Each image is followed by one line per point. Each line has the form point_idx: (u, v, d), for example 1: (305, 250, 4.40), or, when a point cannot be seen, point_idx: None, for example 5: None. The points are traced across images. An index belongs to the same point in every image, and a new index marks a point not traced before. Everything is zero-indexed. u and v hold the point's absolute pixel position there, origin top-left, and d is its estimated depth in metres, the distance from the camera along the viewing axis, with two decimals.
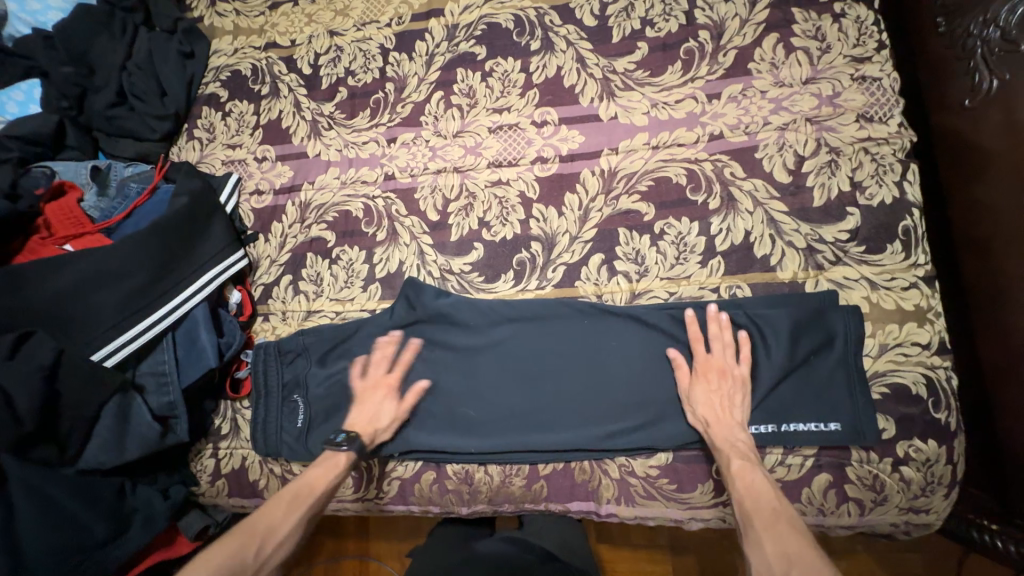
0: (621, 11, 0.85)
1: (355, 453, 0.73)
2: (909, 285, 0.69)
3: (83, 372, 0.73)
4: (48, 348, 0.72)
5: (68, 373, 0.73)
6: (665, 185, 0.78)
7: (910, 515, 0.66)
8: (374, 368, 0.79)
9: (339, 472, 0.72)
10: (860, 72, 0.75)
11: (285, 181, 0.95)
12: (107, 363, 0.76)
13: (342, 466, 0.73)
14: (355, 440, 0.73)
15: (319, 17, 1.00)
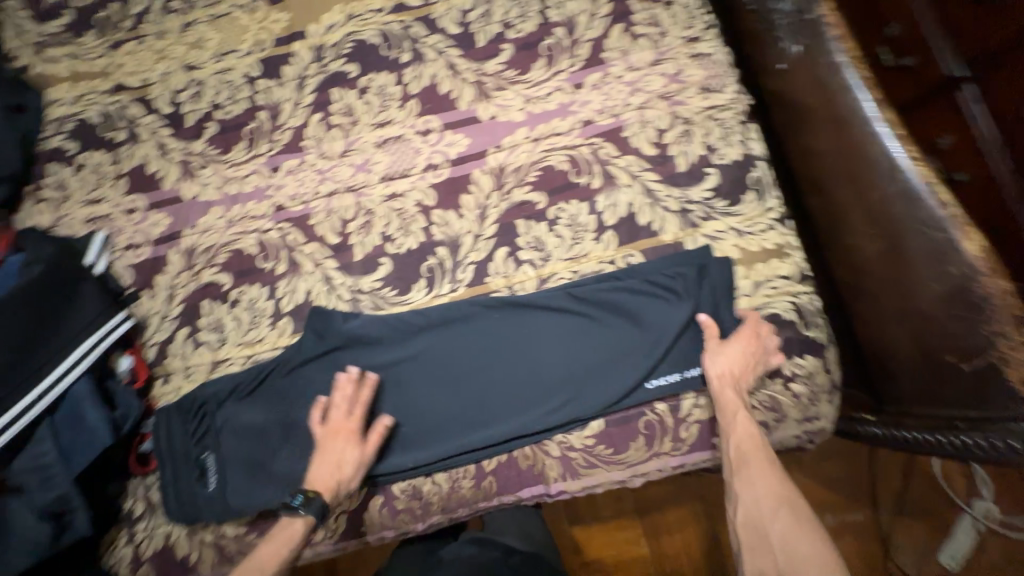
0: (481, 17, 0.89)
1: (316, 515, 0.67)
2: (767, 227, 0.79)
3: None
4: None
5: None
6: (550, 173, 0.83)
7: (807, 424, 0.76)
8: (333, 412, 0.72)
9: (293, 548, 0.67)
10: (695, 50, 0.85)
11: (163, 229, 0.88)
12: None
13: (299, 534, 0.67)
14: (315, 500, 0.67)
15: (171, 52, 0.94)
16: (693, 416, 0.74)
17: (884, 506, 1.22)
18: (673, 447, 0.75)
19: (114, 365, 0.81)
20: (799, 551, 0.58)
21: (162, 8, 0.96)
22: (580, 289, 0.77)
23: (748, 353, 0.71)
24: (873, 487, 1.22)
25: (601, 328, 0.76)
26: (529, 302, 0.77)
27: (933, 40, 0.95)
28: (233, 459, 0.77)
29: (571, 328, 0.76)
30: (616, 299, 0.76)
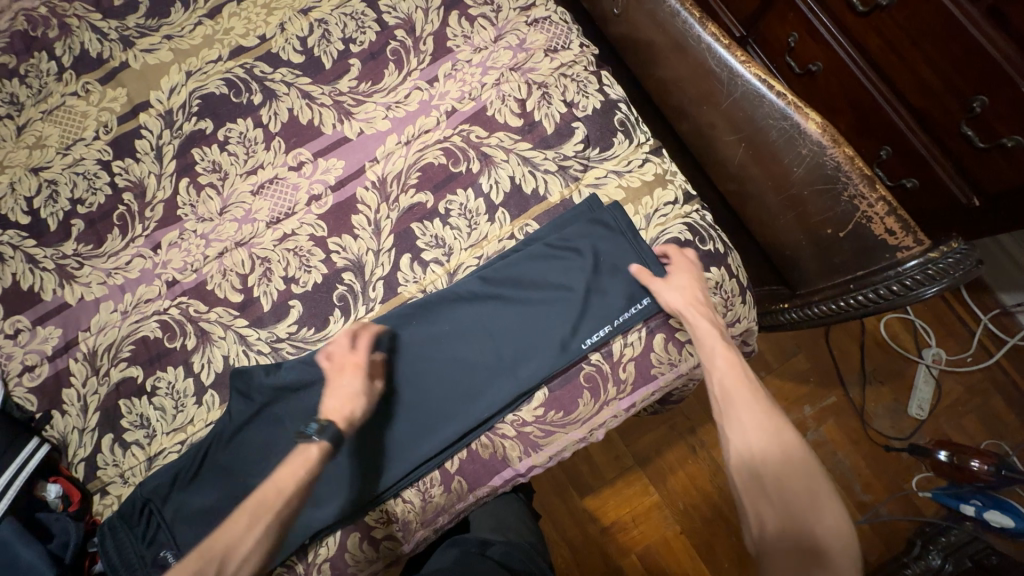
0: (321, 39, 0.88)
1: None
2: (643, 161, 0.82)
3: None
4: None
5: None
6: (430, 170, 0.83)
7: (731, 330, 0.80)
8: (337, 348, 0.75)
9: (310, 468, 0.68)
10: (531, 17, 0.87)
11: (56, 342, 0.83)
12: None
13: (316, 458, 0.68)
14: (329, 426, 0.69)
15: (12, 160, 0.89)
16: (627, 355, 0.77)
17: (851, 385, 1.29)
18: (618, 391, 0.77)
19: (44, 496, 0.76)
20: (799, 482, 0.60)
21: None
22: (490, 271, 0.78)
23: (692, 279, 0.75)
24: (837, 370, 1.29)
25: (521, 307, 0.77)
26: (449, 297, 0.78)
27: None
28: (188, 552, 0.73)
29: (494, 312, 0.77)
30: (526, 274, 0.78)
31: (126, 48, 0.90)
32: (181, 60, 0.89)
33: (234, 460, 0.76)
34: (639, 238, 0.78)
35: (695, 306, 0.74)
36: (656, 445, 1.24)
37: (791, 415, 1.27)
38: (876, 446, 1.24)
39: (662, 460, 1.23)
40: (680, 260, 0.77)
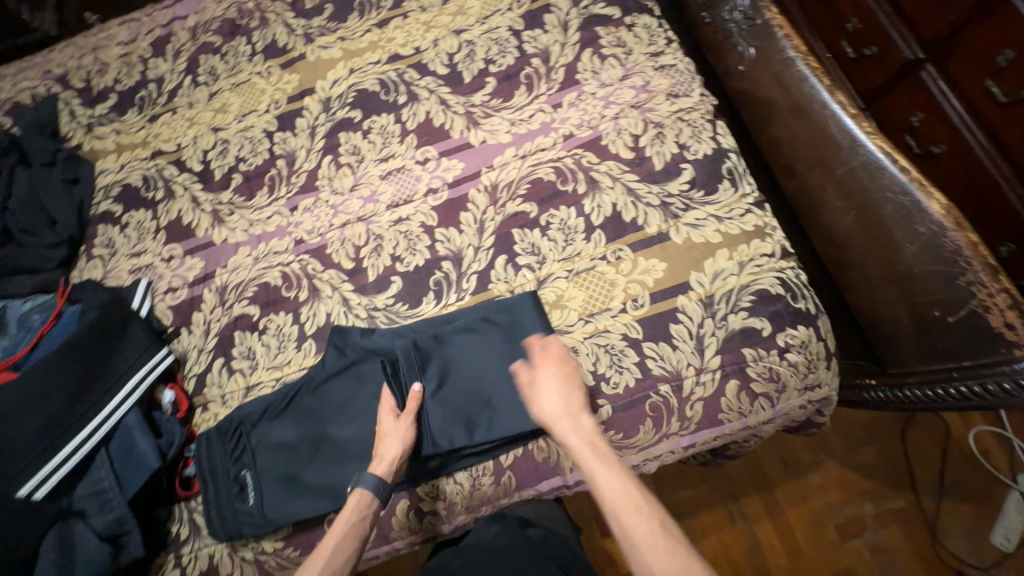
0: (466, 57, 1.00)
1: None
2: (745, 211, 0.84)
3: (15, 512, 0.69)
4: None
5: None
6: (540, 184, 0.91)
7: (809, 393, 0.79)
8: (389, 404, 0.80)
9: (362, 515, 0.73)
10: (659, 63, 0.93)
11: (198, 271, 0.97)
12: (36, 496, 0.72)
13: (354, 506, 0.73)
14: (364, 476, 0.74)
15: (200, 118, 1.07)
16: (697, 394, 0.77)
17: (925, 492, 1.18)
18: (680, 427, 0.78)
19: (158, 398, 0.88)
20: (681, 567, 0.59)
21: (191, 82, 1.11)
22: (525, 304, 0.82)
23: (563, 372, 0.77)
24: (908, 470, 1.19)
25: (543, 343, 0.80)
26: (477, 324, 0.83)
27: (893, 29, 1.05)
28: (262, 477, 0.82)
29: (516, 346, 0.81)
30: (526, 323, 0.81)
31: (307, 43, 1.08)
32: (347, 58, 1.05)
33: (316, 405, 0.84)
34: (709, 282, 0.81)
35: (567, 415, 0.73)
36: (695, 504, 1.20)
37: (849, 508, 1.18)
38: (947, 568, 1.12)
39: (699, 521, 1.19)
40: (546, 355, 0.78)
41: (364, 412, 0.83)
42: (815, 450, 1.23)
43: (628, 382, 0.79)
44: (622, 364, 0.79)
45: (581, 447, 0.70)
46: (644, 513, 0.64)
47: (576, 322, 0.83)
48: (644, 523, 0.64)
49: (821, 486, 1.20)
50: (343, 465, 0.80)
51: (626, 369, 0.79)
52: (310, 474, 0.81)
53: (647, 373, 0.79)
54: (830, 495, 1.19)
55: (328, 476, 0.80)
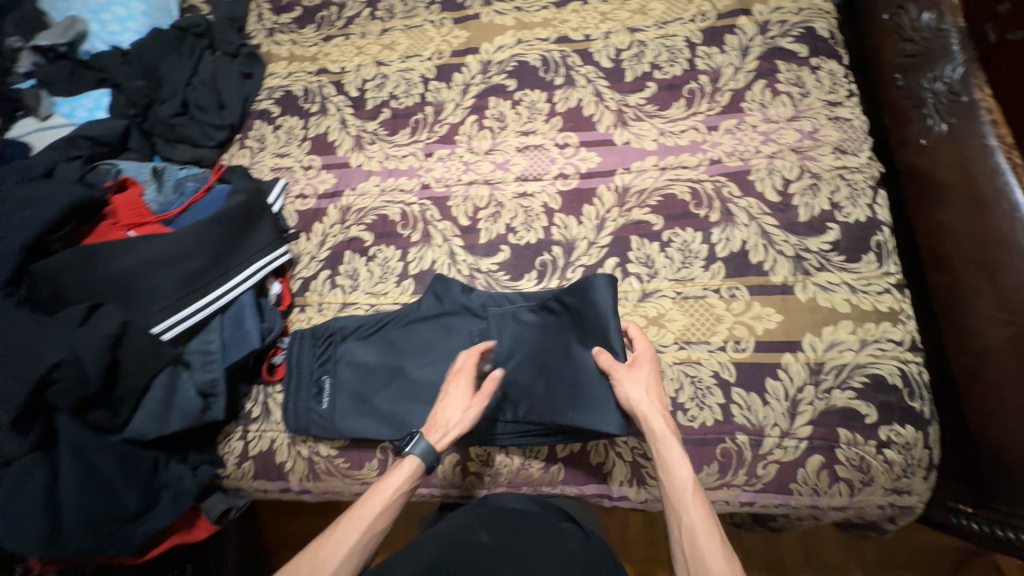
0: (633, 57, 1.00)
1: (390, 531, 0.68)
2: (883, 290, 0.79)
3: (143, 344, 0.74)
4: (115, 320, 0.72)
5: (130, 343, 0.73)
6: (671, 201, 0.89)
7: (894, 496, 0.73)
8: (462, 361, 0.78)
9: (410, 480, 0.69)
10: (834, 114, 0.89)
11: (328, 186, 1.04)
12: (166, 336, 0.78)
13: (410, 473, 0.69)
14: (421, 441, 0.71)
15: (368, 50, 1.14)
16: (775, 456, 0.74)
17: None
18: (746, 482, 0.75)
19: (266, 288, 0.95)
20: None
21: (369, 14, 1.18)
22: (598, 288, 0.75)
23: (652, 372, 0.72)
24: None
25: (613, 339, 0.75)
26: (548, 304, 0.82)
27: None
28: (338, 387, 0.87)
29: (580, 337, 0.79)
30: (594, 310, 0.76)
31: (484, 4, 1.11)
32: (518, 28, 1.07)
33: (402, 340, 0.89)
34: (824, 350, 0.76)
35: (656, 410, 0.68)
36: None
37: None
38: None
39: None
40: (644, 351, 0.74)
41: (441, 361, 0.86)
42: (844, 555, 1.15)
43: (706, 420, 0.77)
44: (704, 401, 0.78)
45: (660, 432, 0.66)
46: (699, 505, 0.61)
47: (670, 344, 0.81)
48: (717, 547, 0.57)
49: None
50: (411, 402, 0.85)
51: (708, 407, 0.77)
52: (379, 399, 0.86)
53: (728, 418, 0.76)
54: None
55: (394, 406, 0.85)
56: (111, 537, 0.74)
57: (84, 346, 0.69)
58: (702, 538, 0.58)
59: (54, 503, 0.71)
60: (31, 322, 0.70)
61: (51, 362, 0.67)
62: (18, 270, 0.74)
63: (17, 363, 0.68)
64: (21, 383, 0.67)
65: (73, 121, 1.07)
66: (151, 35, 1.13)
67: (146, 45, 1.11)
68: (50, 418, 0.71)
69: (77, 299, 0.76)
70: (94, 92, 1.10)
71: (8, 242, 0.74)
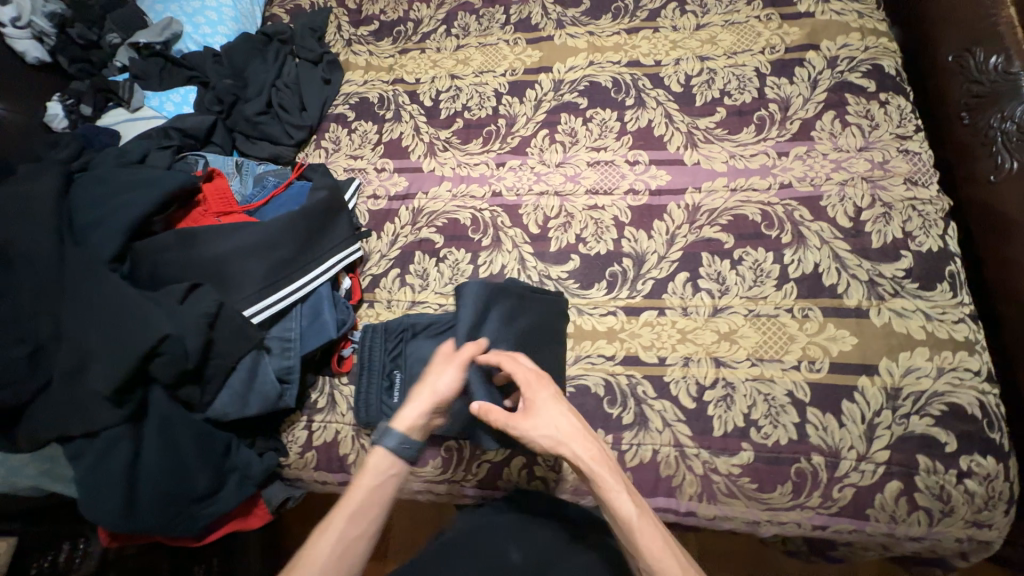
0: (704, 83, 1.04)
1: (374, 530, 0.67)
2: (958, 319, 0.79)
3: (235, 325, 0.77)
4: (211, 301, 0.76)
5: (224, 323, 0.76)
6: (742, 221, 0.91)
7: (974, 529, 0.72)
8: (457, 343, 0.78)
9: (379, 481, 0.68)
10: (904, 147, 0.91)
11: (400, 189, 1.07)
12: (255, 320, 0.81)
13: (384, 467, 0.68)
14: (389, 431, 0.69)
15: (442, 63, 1.19)
16: (851, 479, 0.74)
17: None
18: (820, 504, 0.75)
19: (338, 282, 0.96)
20: None
21: (444, 31, 1.24)
22: (472, 291, 0.84)
23: (549, 394, 0.73)
24: None
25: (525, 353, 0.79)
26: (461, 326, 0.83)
27: None
28: (408, 384, 0.88)
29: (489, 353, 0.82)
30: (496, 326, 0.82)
31: (558, 28, 1.17)
32: (590, 51, 1.12)
33: None
34: (899, 374, 0.77)
35: (576, 438, 0.69)
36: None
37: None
38: None
39: None
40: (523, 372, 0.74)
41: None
42: None
43: (780, 439, 0.77)
44: (778, 419, 0.78)
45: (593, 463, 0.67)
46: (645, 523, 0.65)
47: (742, 360, 0.82)
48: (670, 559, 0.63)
49: None
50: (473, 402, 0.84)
51: (782, 426, 0.77)
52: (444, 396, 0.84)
53: (803, 437, 0.76)
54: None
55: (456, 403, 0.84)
56: (181, 514, 0.75)
57: (186, 325, 0.73)
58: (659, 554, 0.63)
59: (133, 474, 0.72)
60: (134, 296, 0.72)
61: (156, 336, 0.70)
62: (123, 248, 0.78)
63: (120, 335, 0.70)
64: (128, 355, 0.69)
65: (161, 114, 1.13)
66: (240, 39, 1.19)
67: (235, 47, 1.18)
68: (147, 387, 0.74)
69: (176, 278, 0.80)
70: (181, 87, 1.16)
71: (119, 221, 0.78)
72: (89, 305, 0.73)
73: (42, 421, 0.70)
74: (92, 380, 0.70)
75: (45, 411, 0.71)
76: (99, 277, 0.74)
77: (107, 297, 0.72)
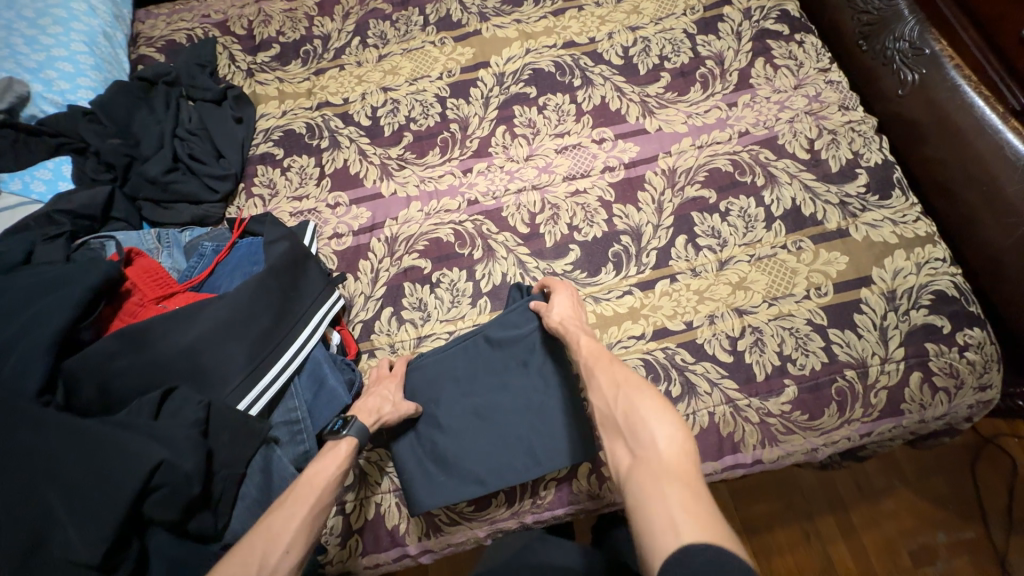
0: (641, 51, 1.06)
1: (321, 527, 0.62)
2: (916, 218, 0.89)
3: (233, 425, 0.66)
4: (195, 404, 0.65)
5: (218, 427, 0.66)
6: (717, 174, 0.94)
7: (980, 394, 0.82)
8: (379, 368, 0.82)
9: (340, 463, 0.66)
10: (828, 78, 1.00)
11: (364, 221, 0.96)
12: (252, 412, 0.70)
13: (345, 453, 0.67)
14: (354, 421, 0.70)
15: (369, 77, 1.09)
16: (882, 382, 0.80)
17: (997, 524, 1.12)
18: (863, 413, 0.80)
19: (326, 339, 0.85)
20: (636, 402, 0.61)
21: (360, 43, 1.13)
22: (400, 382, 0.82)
23: (573, 300, 0.81)
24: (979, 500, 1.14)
25: (521, 384, 0.80)
26: (440, 380, 0.82)
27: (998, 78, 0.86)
28: (449, 438, 0.79)
29: (482, 395, 0.80)
30: (471, 372, 0.81)
31: (482, 21, 1.12)
32: (523, 39, 1.09)
33: (490, 372, 0.81)
34: (890, 279, 0.85)
35: (572, 317, 0.77)
36: (770, 518, 1.16)
37: (921, 535, 1.13)
38: None
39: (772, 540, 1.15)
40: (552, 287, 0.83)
41: (491, 395, 0.80)
42: (887, 475, 1.19)
43: (815, 365, 0.81)
44: (808, 347, 0.82)
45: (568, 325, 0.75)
46: (609, 359, 0.68)
47: (760, 304, 0.85)
48: (617, 381, 0.64)
49: (890, 511, 1.16)
50: (492, 448, 0.77)
51: (813, 352, 0.82)
52: (459, 455, 0.78)
53: (833, 358, 0.81)
54: (901, 521, 1.14)
55: (478, 457, 0.77)
56: None
57: (174, 444, 0.61)
58: (607, 379, 0.66)
59: None
60: (103, 428, 0.60)
61: (151, 464, 0.58)
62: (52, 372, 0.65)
63: (100, 480, 0.58)
64: (119, 498, 0.57)
65: (29, 197, 0.90)
66: (114, 87, 1.00)
67: (109, 100, 0.98)
68: (145, 534, 0.61)
69: (145, 389, 0.68)
70: (50, 161, 0.94)
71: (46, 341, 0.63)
72: (40, 456, 0.58)
73: None
74: (67, 549, 0.55)
75: None
76: (42, 419, 0.60)
77: (62, 440, 0.59)
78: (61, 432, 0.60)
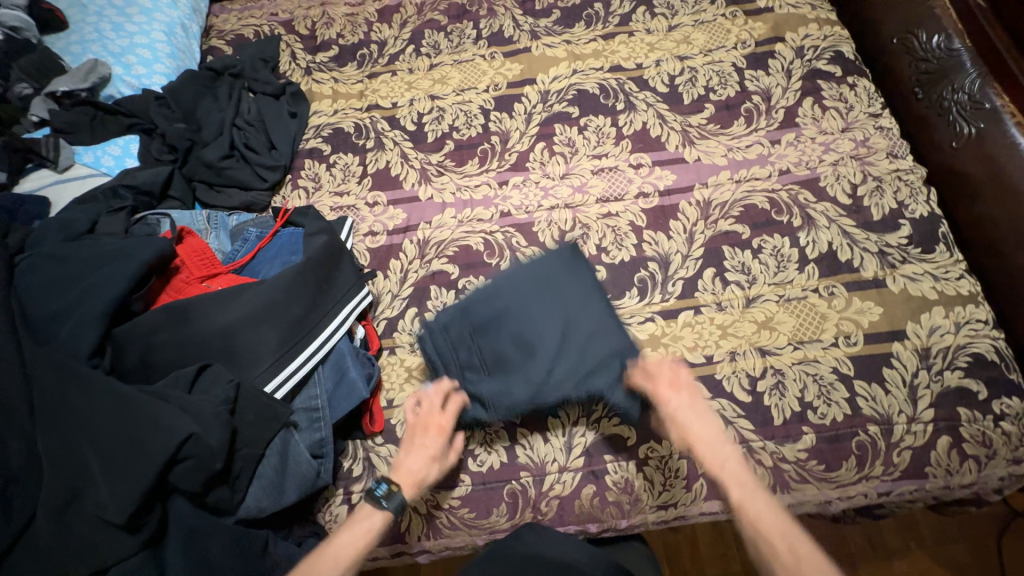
0: (688, 81, 1.06)
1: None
2: (959, 275, 0.86)
3: (258, 407, 0.70)
4: (226, 383, 0.69)
5: (244, 407, 0.69)
6: (753, 210, 0.94)
7: (1015, 466, 0.77)
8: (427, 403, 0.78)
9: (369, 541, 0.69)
10: (878, 124, 0.98)
11: (399, 222, 0.99)
12: (276, 395, 0.73)
13: (377, 527, 0.70)
14: (395, 495, 0.72)
15: (418, 84, 1.13)
16: (906, 442, 0.78)
17: None
18: (883, 471, 0.78)
19: (351, 332, 0.88)
20: (805, 553, 0.63)
21: (413, 51, 1.17)
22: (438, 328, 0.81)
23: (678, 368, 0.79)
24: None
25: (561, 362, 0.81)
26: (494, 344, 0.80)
27: None
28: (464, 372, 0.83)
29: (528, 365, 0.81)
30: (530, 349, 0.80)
31: (533, 39, 1.15)
32: (571, 60, 1.11)
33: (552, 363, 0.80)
34: (924, 336, 0.82)
35: (698, 419, 0.76)
36: None
37: None
38: None
39: None
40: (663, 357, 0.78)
41: None
42: (903, 535, 1.13)
43: (836, 416, 0.79)
44: (831, 396, 0.80)
45: (705, 441, 0.74)
46: (757, 495, 0.69)
47: (785, 346, 0.83)
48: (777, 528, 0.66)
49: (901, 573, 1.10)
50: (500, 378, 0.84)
51: (836, 403, 0.80)
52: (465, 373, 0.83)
53: (857, 411, 0.79)
54: None
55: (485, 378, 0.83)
56: None
57: (203, 419, 0.64)
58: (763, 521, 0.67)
59: None
60: (140, 399, 0.64)
61: (177, 439, 0.61)
62: (103, 337, 0.70)
63: (133, 445, 0.62)
64: (146, 469, 0.60)
65: (98, 171, 0.97)
66: (184, 76, 1.07)
67: (179, 87, 1.05)
68: (166, 501, 0.65)
69: (182, 362, 0.72)
70: (119, 139, 1.01)
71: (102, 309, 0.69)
72: (84, 415, 0.64)
73: (39, 566, 0.60)
74: (97, 505, 0.60)
75: (34, 555, 0.59)
76: (89, 384, 0.65)
77: (106, 403, 0.64)
78: (105, 395, 0.64)
